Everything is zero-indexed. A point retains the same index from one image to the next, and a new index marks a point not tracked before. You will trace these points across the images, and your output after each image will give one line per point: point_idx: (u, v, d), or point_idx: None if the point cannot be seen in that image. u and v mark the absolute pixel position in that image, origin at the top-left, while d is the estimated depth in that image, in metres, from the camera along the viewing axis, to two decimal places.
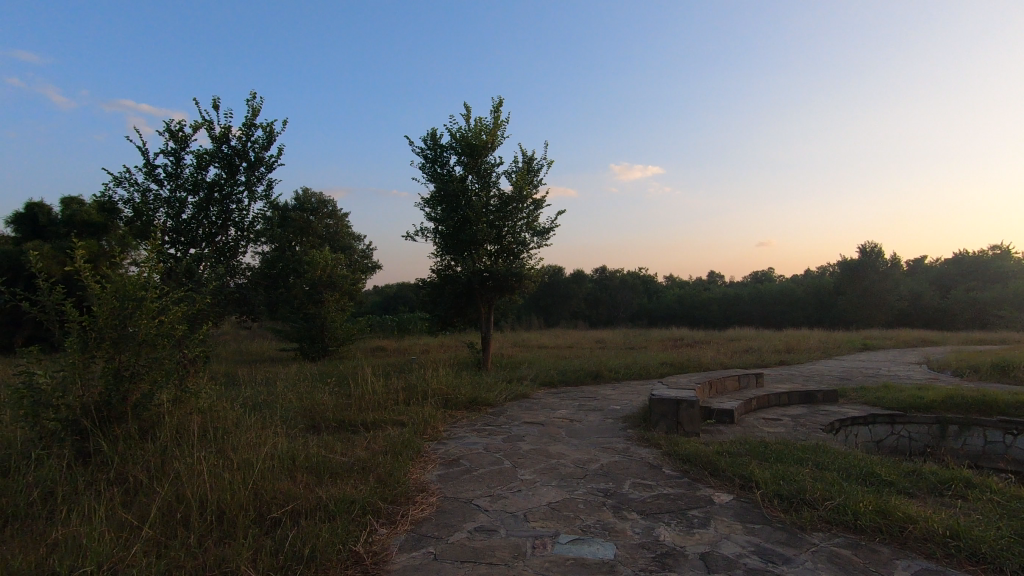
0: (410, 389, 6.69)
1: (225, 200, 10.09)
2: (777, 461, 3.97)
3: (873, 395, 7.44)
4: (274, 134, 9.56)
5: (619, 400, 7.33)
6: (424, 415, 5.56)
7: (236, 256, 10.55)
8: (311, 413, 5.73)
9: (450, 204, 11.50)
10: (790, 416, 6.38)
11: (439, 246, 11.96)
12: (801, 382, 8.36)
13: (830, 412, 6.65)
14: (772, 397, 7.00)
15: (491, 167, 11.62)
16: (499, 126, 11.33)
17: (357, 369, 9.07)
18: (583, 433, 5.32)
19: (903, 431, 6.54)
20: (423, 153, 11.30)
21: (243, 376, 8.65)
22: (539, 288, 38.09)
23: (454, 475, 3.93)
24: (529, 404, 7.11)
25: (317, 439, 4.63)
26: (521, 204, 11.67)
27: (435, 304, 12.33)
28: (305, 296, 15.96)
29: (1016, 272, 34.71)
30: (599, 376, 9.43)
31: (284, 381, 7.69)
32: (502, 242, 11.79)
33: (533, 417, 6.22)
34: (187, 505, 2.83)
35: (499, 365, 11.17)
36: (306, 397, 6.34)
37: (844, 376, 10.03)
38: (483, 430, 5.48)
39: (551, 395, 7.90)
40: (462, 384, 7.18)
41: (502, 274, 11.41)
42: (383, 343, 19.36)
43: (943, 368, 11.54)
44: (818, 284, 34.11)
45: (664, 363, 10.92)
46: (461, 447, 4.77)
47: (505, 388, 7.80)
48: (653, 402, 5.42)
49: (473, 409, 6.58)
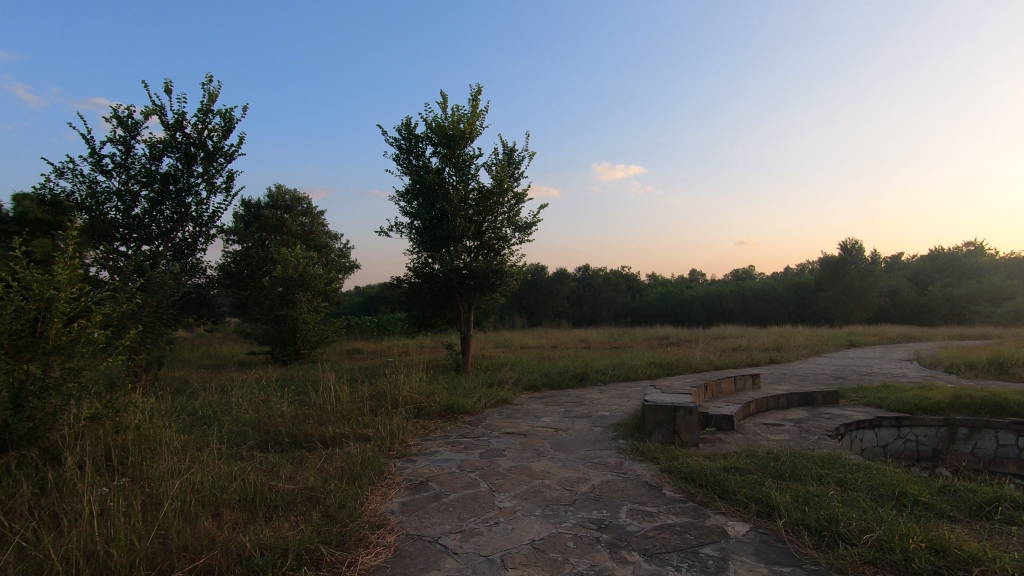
0: (379, 396, 6.07)
1: (182, 192, 9.35)
2: (795, 481, 3.45)
3: (874, 396, 7.04)
4: (233, 121, 8.85)
5: (608, 405, 6.79)
6: (391, 428, 4.95)
7: (195, 253, 9.82)
8: (264, 428, 5.08)
9: (427, 197, 10.86)
10: (793, 421, 5.91)
11: (415, 242, 11.30)
12: (798, 383, 7.93)
13: (833, 415, 6.20)
14: (771, 399, 6.53)
15: (470, 158, 11.01)
16: (478, 115, 10.73)
17: (326, 375, 8.39)
18: (570, 446, 4.76)
19: (910, 434, 6.13)
20: (397, 144, 10.64)
21: (200, 384, 7.95)
22: (522, 287, 37.52)
23: (421, 504, 3.34)
24: (510, 411, 6.53)
25: (263, 460, 3.99)
26: (502, 197, 11.09)
27: (412, 304, 11.70)
28: (275, 296, 15.18)
29: (991, 268, 35.21)
30: (586, 379, 8.90)
31: (242, 390, 6.99)
32: (482, 237, 11.19)
33: (516, 426, 5.65)
34: (62, 566, 2.18)
35: (479, 368, 10.56)
36: (262, 409, 5.66)
37: (839, 375, 9.66)
38: (458, 444, 4.88)
39: (535, 400, 7.34)
40: (437, 390, 6.57)
41: (483, 272, 10.81)
42: (360, 345, 18.60)
43: (935, 365, 11.27)
44: (800, 282, 34.16)
45: (652, 363, 10.44)
46: (432, 466, 4.17)
47: (484, 394, 7.20)
48: (647, 410, 4.89)
49: (449, 418, 5.98)
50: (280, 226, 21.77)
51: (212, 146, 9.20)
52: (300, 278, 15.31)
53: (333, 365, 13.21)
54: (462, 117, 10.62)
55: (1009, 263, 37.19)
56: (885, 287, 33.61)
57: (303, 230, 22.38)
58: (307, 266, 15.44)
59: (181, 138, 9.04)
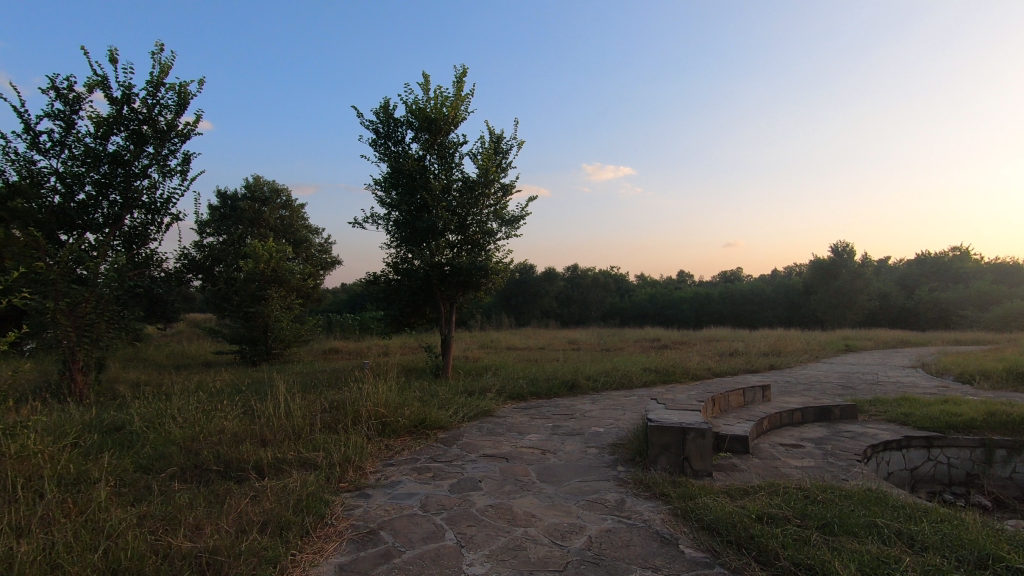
0: (338, 411, 5.24)
1: (131, 174, 8.41)
2: (849, 538, 2.69)
3: (895, 410, 6.35)
4: (188, 96, 7.95)
5: (602, 420, 6.03)
6: (347, 451, 4.14)
7: (148, 243, 8.89)
8: (194, 449, 4.24)
9: (406, 187, 10.01)
10: (813, 441, 5.19)
11: (393, 235, 10.44)
12: (807, 393, 7.25)
13: (856, 433, 5.50)
14: (785, 414, 5.82)
15: (453, 146, 10.18)
16: (462, 99, 9.93)
17: (287, 382, 7.55)
18: (560, 475, 4.00)
19: (940, 456, 5.45)
20: (374, 128, 9.78)
21: (144, 388, 7.09)
22: (510, 286, 36.69)
23: (366, 568, 2.52)
24: (491, 426, 5.75)
25: (173, 499, 3.16)
26: (488, 189, 10.29)
27: (389, 301, 10.87)
28: (246, 292, 14.24)
29: (978, 273, 35.15)
30: (576, 387, 8.14)
31: (186, 397, 6.12)
32: (466, 231, 10.38)
33: (497, 447, 4.86)
34: None
35: (461, 372, 9.76)
36: (198, 424, 4.81)
37: (846, 383, 9.01)
38: (426, 472, 4.07)
39: (519, 412, 6.55)
40: (409, 401, 5.77)
41: (466, 268, 9.99)
42: (337, 344, 17.69)
43: (943, 374, 10.68)
44: (789, 284, 33.84)
45: (647, 369, 9.71)
46: (389, 506, 3.36)
47: (463, 404, 6.40)
48: (651, 432, 4.12)
49: (421, 435, 5.17)
50: (258, 219, 20.81)
51: (165, 123, 8.30)
52: (272, 274, 14.36)
53: (306, 367, 12.37)
54: (446, 101, 9.80)
55: (996, 268, 37.24)
56: (874, 291, 33.36)
57: (282, 223, 21.39)
58: (281, 261, 14.51)
59: (130, 114, 8.10)
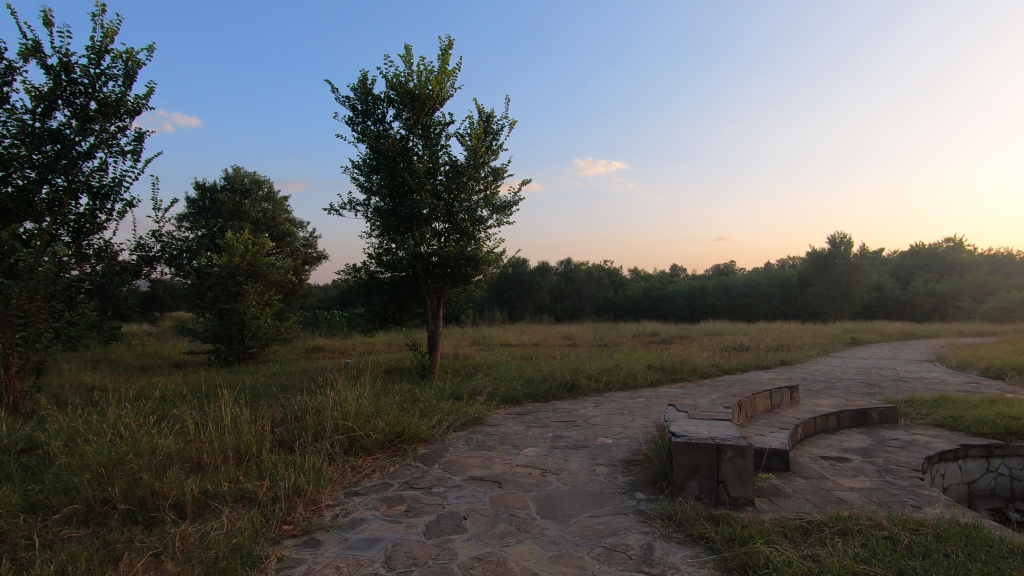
0: (299, 424, 4.40)
1: (76, 155, 7.48)
2: None
3: (940, 413, 5.59)
4: (138, 65, 7.05)
5: (609, 429, 5.23)
6: (299, 480, 3.31)
7: (98, 233, 7.96)
8: (109, 478, 3.39)
9: (387, 170, 9.12)
10: (859, 453, 4.42)
11: (374, 223, 9.55)
12: (834, 393, 6.50)
13: (904, 442, 4.75)
14: (819, 421, 5.05)
15: (439, 125, 9.32)
16: (449, 73, 9.07)
17: (251, 391, 6.71)
18: (565, 507, 3.19)
19: (1002, 467, 4.71)
20: (351, 104, 8.84)
21: (84, 396, 6.22)
22: (502, 280, 35.80)
23: None
24: (481, 438, 4.94)
25: (43, 564, 2.32)
26: (477, 172, 9.44)
27: (371, 295, 10.01)
28: (220, 288, 13.40)
29: (973, 264, 34.87)
30: (577, 389, 7.33)
31: (123, 406, 5.23)
32: (453, 219, 9.55)
33: (487, 466, 4.04)
34: None
35: (450, 372, 8.95)
36: (121, 444, 3.93)
37: (868, 381, 8.27)
38: (398, 505, 3.25)
39: (514, 419, 5.73)
40: (385, 410, 4.95)
41: (453, 258, 9.17)
42: (321, 342, 16.78)
43: (964, 369, 10.00)
44: (784, 276, 33.30)
45: (651, 366, 8.94)
46: (342, 559, 2.54)
47: (449, 412, 5.58)
48: (678, 451, 3.33)
49: (397, 452, 4.34)
50: (238, 212, 19.89)
51: (113, 97, 7.37)
52: (249, 268, 13.63)
53: (283, 368, 11.50)
54: (430, 75, 8.89)
55: (991, 260, 36.98)
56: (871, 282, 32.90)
57: (264, 216, 20.40)
58: (261, 254, 13.89)
59: (71, 87, 7.17)
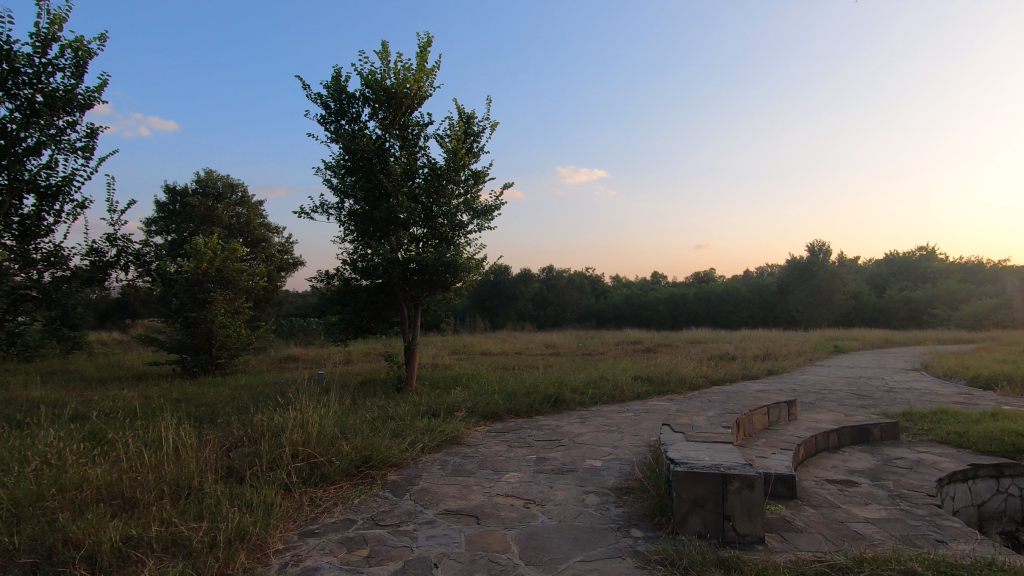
0: (254, 449, 3.93)
1: (20, 152, 6.90)
2: None
3: (942, 429, 5.32)
4: (89, 55, 6.53)
5: (597, 449, 4.84)
6: (245, 521, 2.86)
7: (46, 236, 7.36)
8: (17, 520, 2.89)
9: (362, 172, 8.67)
10: (866, 476, 4.10)
11: (347, 228, 9.08)
12: (829, 407, 6.22)
13: (911, 462, 4.44)
14: (819, 439, 4.74)
15: (417, 125, 8.92)
16: (427, 71, 8.70)
17: (209, 409, 6.19)
18: (553, 549, 2.78)
19: (1012, 487, 4.43)
20: (324, 102, 8.35)
21: (19, 415, 5.64)
22: (484, 288, 35.37)
23: None
24: (458, 461, 4.52)
25: None
26: (457, 175, 9.05)
27: (345, 303, 9.53)
28: (186, 295, 12.75)
29: (946, 272, 35.53)
30: (562, 403, 6.94)
31: (58, 426, 4.69)
32: (432, 223, 9.14)
33: (465, 496, 3.62)
34: None
35: (428, 385, 8.51)
36: (42, 475, 3.42)
37: (860, 392, 8.03)
38: (360, 548, 2.81)
39: (494, 438, 5.32)
40: (353, 432, 4.50)
41: (431, 265, 8.75)
42: (295, 352, 16.16)
43: (952, 379, 9.86)
44: (763, 283, 33.50)
45: (637, 377, 8.62)
46: None
47: (424, 431, 5.15)
48: (679, 481, 2.96)
49: (364, 480, 3.89)
50: (210, 217, 19.17)
51: (61, 90, 6.82)
52: (218, 274, 13.02)
53: (252, 379, 10.92)
54: (408, 73, 8.48)
55: (963, 268, 37.73)
56: (849, 289, 33.25)
57: (237, 221, 19.70)
58: (230, 260, 13.29)
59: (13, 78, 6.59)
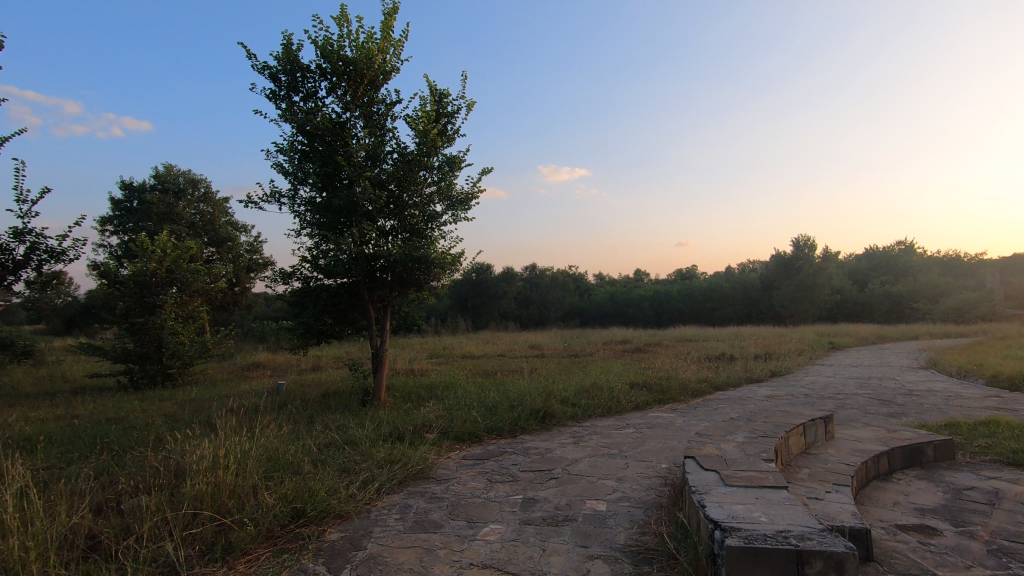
0: (140, 508, 2.89)
1: None
2: None
3: (1004, 446, 4.47)
4: None
5: (598, 484, 3.89)
6: None
7: None
8: None
9: (321, 156, 7.58)
10: (943, 518, 3.21)
11: (305, 221, 8.00)
12: (861, 419, 5.36)
13: (988, 495, 3.57)
14: (869, 465, 3.85)
15: (383, 104, 7.88)
16: (393, 41, 7.69)
17: (126, 440, 5.10)
18: None
19: None
20: (273, 74, 7.22)
21: None
22: (465, 287, 34.37)
23: None
24: (422, 507, 3.52)
25: None
26: (429, 159, 8.05)
27: (305, 306, 8.45)
28: (133, 299, 11.53)
29: (926, 266, 35.47)
30: (551, 418, 5.98)
31: None
32: (401, 213, 8.12)
33: (426, 569, 2.64)
34: None
35: (398, 397, 7.50)
36: None
37: (880, 398, 7.21)
38: None
39: (471, 469, 4.33)
40: (285, 475, 3.48)
41: (401, 261, 7.73)
42: (260, 358, 14.99)
43: (967, 378, 9.12)
44: (748, 279, 33.06)
45: (633, 384, 7.72)
46: None
47: (383, 463, 4.14)
48: (733, 562, 2.02)
49: (291, 544, 2.89)
50: (170, 214, 17.82)
51: None
52: (168, 275, 11.81)
53: (204, 391, 9.81)
54: (370, 42, 7.43)
55: (943, 261, 37.69)
56: (833, 284, 32.90)
57: (200, 218, 18.36)
58: (184, 260, 12.09)
59: None
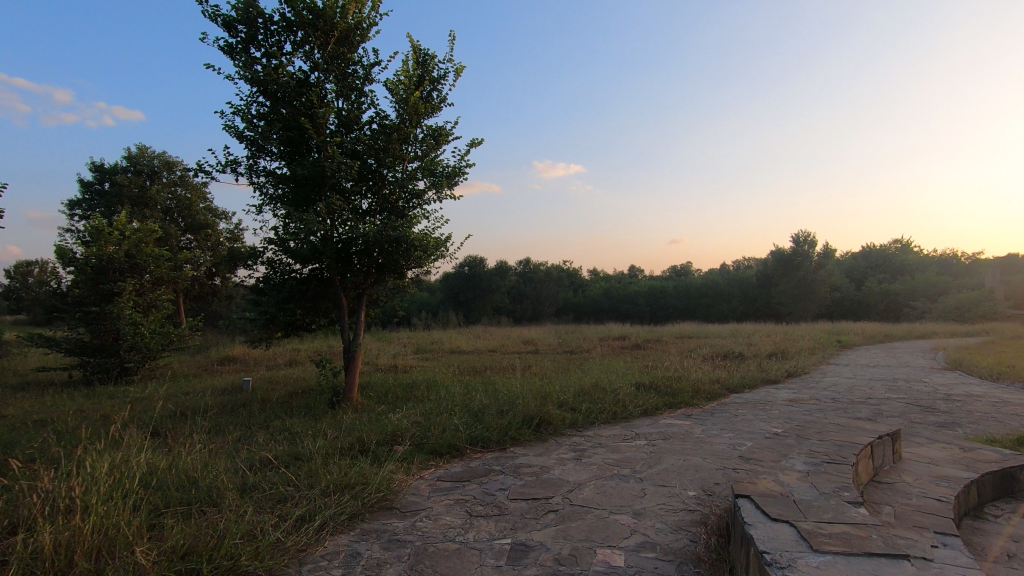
0: None
1: None
2: None
3: None
4: None
5: (611, 520, 2.98)
6: None
7: None
8: None
9: (285, 121, 6.61)
10: None
11: (268, 196, 7.02)
12: (919, 434, 4.47)
13: None
14: (960, 499, 2.94)
15: (359, 64, 6.90)
16: None
17: (23, 452, 4.13)
18: None
19: None
20: (229, 23, 6.22)
21: None
22: (457, 280, 33.43)
23: None
24: (375, 556, 2.59)
25: None
26: (410, 129, 7.09)
27: (268, 294, 7.46)
28: (88, 286, 10.48)
29: (925, 264, 34.80)
30: (547, 426, 5.06)
31: None
32: (379, 189, 7.15)
33: None
34: None
35: (372, 398, 6.56)
36: None
37: (922, 405, 6.32)
38: None
39: (447, 496, 3.41)
40: (187, 516, 2.55)
41: (377, 243, 6.76)
42: (234, 351, 14.01)
43: (1002, 382, 8.26)
44: (746, 276, 32.31)
45: (639, 385, 6.81)
46: None
47: (332, 490, 3.20)
48: None
49: None
50: (142, 198, 16.72)
51: None
52: (128, 260, 10.78)
53: (160, 388, 8.84)
54: None
55: (942, 259, 37.07)
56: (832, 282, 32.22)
57: (175, 203, 17.26)
58: (147, 244, 11.07)
59: None
